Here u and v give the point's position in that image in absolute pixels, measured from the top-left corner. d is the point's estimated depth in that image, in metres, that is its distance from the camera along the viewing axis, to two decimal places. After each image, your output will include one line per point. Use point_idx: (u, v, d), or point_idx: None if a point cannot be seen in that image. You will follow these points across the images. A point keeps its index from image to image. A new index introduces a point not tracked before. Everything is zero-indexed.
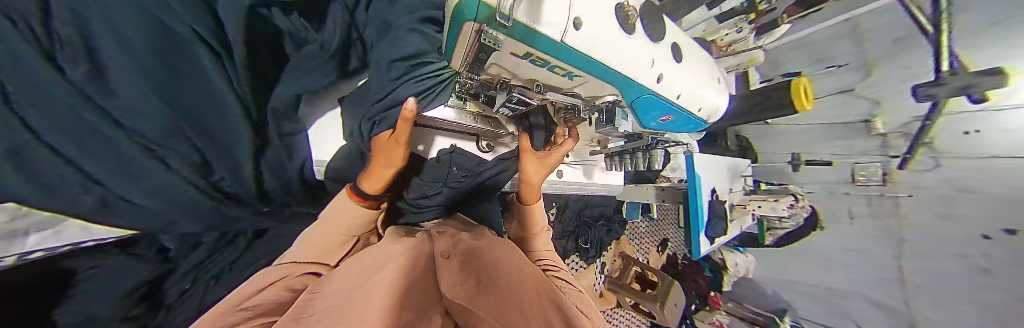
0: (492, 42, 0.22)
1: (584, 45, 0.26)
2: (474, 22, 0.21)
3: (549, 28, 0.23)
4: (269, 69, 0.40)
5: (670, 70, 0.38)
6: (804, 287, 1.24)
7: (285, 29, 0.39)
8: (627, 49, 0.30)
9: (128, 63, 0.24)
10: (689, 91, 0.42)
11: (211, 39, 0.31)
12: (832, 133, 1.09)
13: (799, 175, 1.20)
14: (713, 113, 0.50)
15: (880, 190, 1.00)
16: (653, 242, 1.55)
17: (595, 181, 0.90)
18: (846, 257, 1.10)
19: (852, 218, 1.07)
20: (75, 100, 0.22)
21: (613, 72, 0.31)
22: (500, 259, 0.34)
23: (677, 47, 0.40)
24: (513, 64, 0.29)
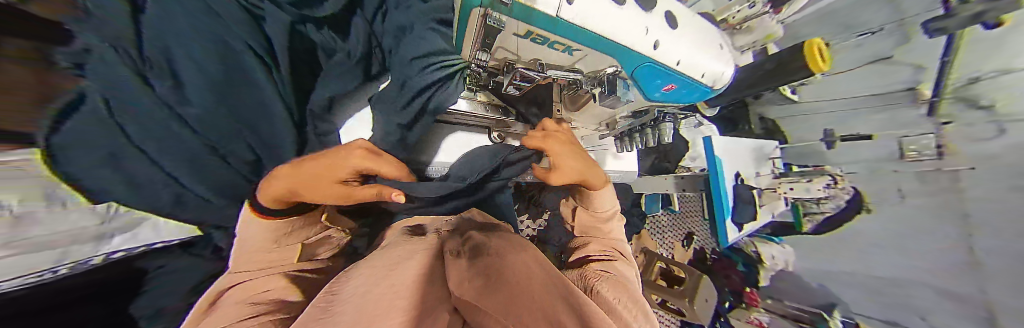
0: (496, 22, 0.25)
1: (578, 19, 0.27)
2: (480, 7, 0.24)
3: (544, 6, 0.24)
4: (306, 75, 0.49)
5: (669, 38, 0.38)
6: (851, 278, 1.13)
7: (318, 42, 0.50)
8: (623, 19, 0.30)
9: (197, 78, 0.35)
10: (690, 57, 0.42)
11: (261, 53, 0.42)
12: (869, 107, 1.01)
13: (834, 154, 1.11)
14: (717, 79, 0.48)
15: (934, 165, 0.89)
16: (677, 237, 1.44)
17: (607, 168, 0.91)
18: (896, 239, 1.00)
19: (903, 198, 0.97)
20: (160, 109, 0.34)
21: (609, 42, 0.31)
22: (518, 258, 0.28)
23: (671, 16, 0.39)
24: (515, 42, 0.32)
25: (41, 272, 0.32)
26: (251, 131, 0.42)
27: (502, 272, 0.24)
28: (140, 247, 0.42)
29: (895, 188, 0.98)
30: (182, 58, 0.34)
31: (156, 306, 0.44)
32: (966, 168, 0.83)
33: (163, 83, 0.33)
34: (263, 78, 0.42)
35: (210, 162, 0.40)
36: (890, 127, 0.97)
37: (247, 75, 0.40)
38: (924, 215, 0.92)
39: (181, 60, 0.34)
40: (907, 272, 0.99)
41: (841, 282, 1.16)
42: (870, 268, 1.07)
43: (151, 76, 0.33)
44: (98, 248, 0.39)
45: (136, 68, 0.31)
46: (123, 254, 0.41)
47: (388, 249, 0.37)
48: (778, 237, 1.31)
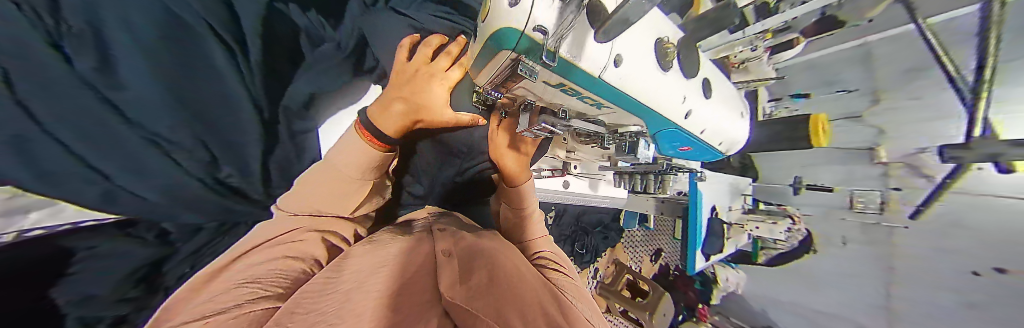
0: (527, 73, 0.22)
1: (618, 80, 0.25)
2: (509, 52, 0.21)
3: (590, 63, 0.22)
4: (281, 66, 0.59)
5: (702, 105, 0.38)
6: (794, 309, 1.23)
7: (303, 25, 0.62)
8: (660, 84, 0.29)
9: (123, 50, 0.39)
10: (716, 123, 0.42)
11: (218, 36, 0.50)
12: (833, 159, 1.08)
13: (799, 198, 1.16)
14: (731, 146, 0.50)
15: (878, 219, 0.99)
16: (647, 252, 1.56)
17: (599, 193, 0.94)
18: (841, 280, 1.08)
19: (845, 243, 1.06)
20: (85, 86, 0.35)
21: (642, 105, 0.30)
22: (503, 263, 0.32)
23: (707, 82, 0.40)
24: (544, 89, 0.29)
25: None
26: (211, 125, 0.49)
27: (493, 279, 0.26)
28: (63, 225, 0.37)
29: (840, 235, 1.07)
30: (113, 34, 0.38)
31: (85, 293, 0.38)
32: (902, 227, 0.93)
33: (88, 61, 0.36)
34: (217, 58, 0.49)
35: (153, 155, 0.43)
36: (850, 183, 1.03)
37: (206, 53, 0.48)
38: (866, 261, 1.01)
39: (116, 40, 0.38)
40: (837, 306, 1.10)
41: (783, 310, 1.26)
42: (812, 302, 1.18)
43: (70, 48, 0.34)
44: (5, 225, 0.32)
45: (51, 38, 0.32)
46: (42, 233, 0.35)
47: (376, 246, 0.38)
48: (734, 263, 1.36)
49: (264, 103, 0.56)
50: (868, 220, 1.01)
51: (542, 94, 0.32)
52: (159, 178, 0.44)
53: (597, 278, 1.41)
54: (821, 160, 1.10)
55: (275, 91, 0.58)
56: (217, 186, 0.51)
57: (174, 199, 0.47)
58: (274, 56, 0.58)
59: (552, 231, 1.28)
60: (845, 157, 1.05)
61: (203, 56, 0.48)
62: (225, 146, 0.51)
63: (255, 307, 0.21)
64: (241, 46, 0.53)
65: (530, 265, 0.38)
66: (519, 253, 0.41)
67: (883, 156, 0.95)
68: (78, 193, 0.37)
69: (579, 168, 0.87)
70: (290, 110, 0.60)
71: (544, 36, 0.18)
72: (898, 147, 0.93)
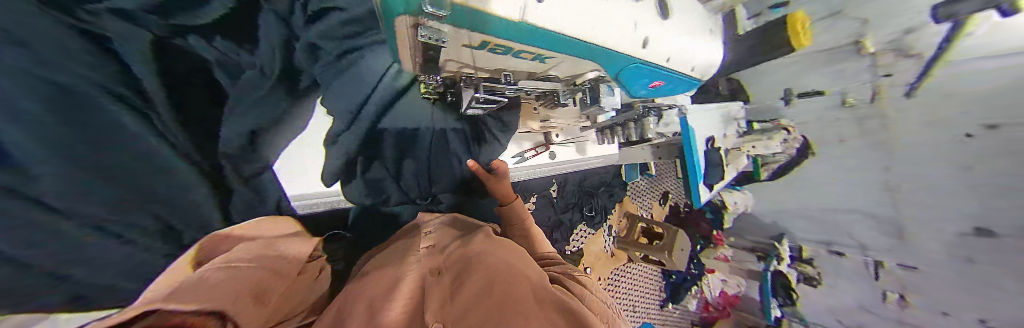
0: (434, 37, 0.19)
1: (551, 21, 0.20)
2: (406, 17, 0.16)
3: (503, 4, 0.16)
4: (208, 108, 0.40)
5: (662, 28, 0.34)
6: (798, 213, 1.26)
7: (213, 59, 0.41)
8: (607, 13, 0.24)
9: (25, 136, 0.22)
10: (682, 49, 0.39)
11: (119, 90, 0.30)
12: (819, 61, 1.05)
13: (790, 109, 1.16)
14: (707, 69, 0.48)
15: (868, 112, 0.98)
16: (654, 197, 1.60)
17: (588, 155, 0.94)
18: (837, 178, 1.10)
19: (842, 141, 1.06)
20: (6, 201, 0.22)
21: (594, 47, 0.26)
22: (494, 266, 0.29)
23: (664, 1, 0.35)
24: (469, 54, 0.27)
25: None
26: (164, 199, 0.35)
27: (482, 287, 0.24)
28: None
29: (836, 134, 1.07)
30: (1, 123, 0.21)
31: None
32: (893, 110, 0.92)
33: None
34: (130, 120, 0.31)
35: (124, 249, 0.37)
36: (840, 81, 1.02)
37: (115, 118, 0.29)
38: (861, 154, 1.02)
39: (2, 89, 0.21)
40: (837, 201, 1.13)
41: (791, 218, 1.28)
42: (813, 202, 1.20)
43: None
44: None
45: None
46: None
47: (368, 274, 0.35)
48: (740, 186, 1.41)
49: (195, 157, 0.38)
50: (861, 114, 0.99)
51: (474, 59, 0.29)
52: None
53: (612, 234, 1.46)
54: (809, 66, 1.08)
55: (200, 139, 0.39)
56: None
57: None
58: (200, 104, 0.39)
59: (558, 202, 1.29)
60: (829, 56, 1.02)
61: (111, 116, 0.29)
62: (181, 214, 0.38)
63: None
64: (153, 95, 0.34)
65: (528, 257, 0.34)
66: (518, 249, 0.36)
67: (869, 47, 0.92)
68: None
69: (562, 135, 0.85)
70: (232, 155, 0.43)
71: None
72: (883, 37, 0.90)
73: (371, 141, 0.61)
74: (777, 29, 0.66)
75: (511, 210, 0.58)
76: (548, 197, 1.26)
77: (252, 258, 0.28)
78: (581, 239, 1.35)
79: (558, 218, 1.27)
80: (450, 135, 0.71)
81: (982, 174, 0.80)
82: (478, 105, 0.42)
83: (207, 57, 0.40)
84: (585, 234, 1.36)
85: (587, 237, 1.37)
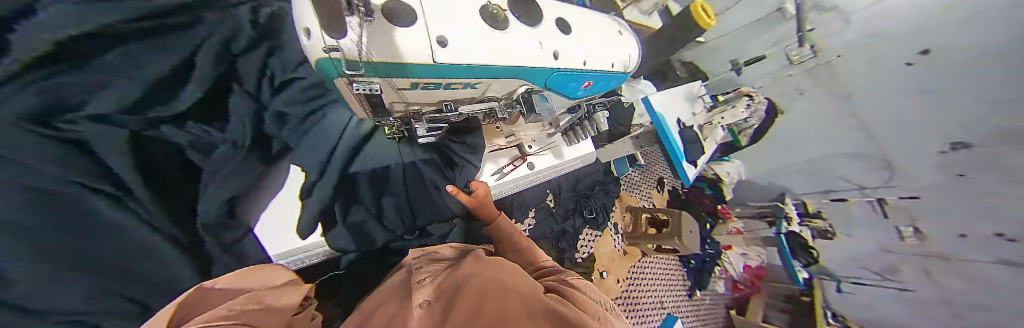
0: (366, 87, 0.26)
1: (455, 60, 0.27)
2: (341, 76, 0.25)
3: (414, 58, 0.25)
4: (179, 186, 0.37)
5: (566, 42, 0.40)
6: (787, 169, 1.29)
7: (182, 142, 0.39)
8: (505, 44, 0.31)
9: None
10: (596, 53, 0.44)
11: (102, 188, 0.30)
12: (753, 31, 1.21)
13: (744, 76, 1.29)
14: (627, 64, 0.52)
15: (814, 63, 1.07)
16: (651, 185, 1.62)
17: (566, 159, 0.97)
18: (804, 128, 1.17)
19: (801, 93, 1.14)
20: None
21: (501, 69, 0.32)
22: (486, 291, 0.28)
23: (562, 21, 0.41)
24: (410, 94, 0.33)
25: None
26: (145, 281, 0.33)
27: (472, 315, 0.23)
28: None
29: (793, 88, 1.15)
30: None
31: None
32: (835, 58, 1.01)
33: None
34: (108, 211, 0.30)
35: None
36: (777, 44, 1.15)
37: (88, 208, 0.29)
38: (820, 103, 1.10)
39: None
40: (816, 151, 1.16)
41: (784, 175, 1.31)
42: (798, 154, 1.23)
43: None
44: None
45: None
46: None
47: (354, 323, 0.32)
48: (726, 157, 1.49)
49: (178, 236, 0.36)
50: (807, 66, 1.09)
51: (411, 98, 0.35)
52: None
53: (620, 232, 1.44)
54: (747, 36, 1.24)
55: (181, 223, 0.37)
56: None
57: None
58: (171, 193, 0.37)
59: (557, 211, 1.28)
60: (762, 25, 1.18)
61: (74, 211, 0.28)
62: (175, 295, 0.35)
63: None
64: (130, 185, 0.32)
65: (523, 277, 0.33)
66: (511, 270, 0.35)
67: (789, 9, 1.08)
68: None
69: (534, 146, 0.88)
70: (212, 228, 0.40)
71: (343, 53, 0.21)
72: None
73: (346, 188, 0.55)
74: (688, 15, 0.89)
75: (496, 228, 0.59)
76: (546, 208, 1.25)
77: (253, 310, 0.23)
78: (589, 244, 1.32)
79: (561, 228, 1.24)
80: (421, 167, 0.66)
81: (928, 92, 0.85)
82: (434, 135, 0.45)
83: (179, 141, 0.38)
84: (591, 237, 1.35)
85: (594, 241, 1.34)
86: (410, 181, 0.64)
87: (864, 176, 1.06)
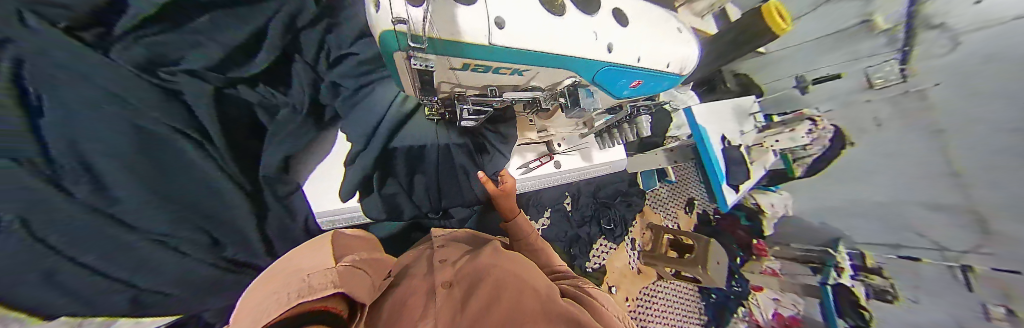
0: (423, 63, 0.27)
1: (511, 42, 0.27)
2: (399, 50, 0.26)
3: (471, 35, 0.24)
4: (245, 140, 0.49)
5: (622, 34, 0.37)
6: (854, 209, 1.09)
7: (254, 100, 0.51)
8: (562, 32, 0.30)
9: (100, 167, 0.32)
10: (651, 47, 0.41)
11: (186, 129, 0.41)
12: (826, 46, 1.03)
13: (811, 96, 1.11)
14: (684, 65, 0.48)
15: (901, 88, 0.88)
16: (679, 205, 1.49)
17: (594, 162, 0.93)
18: (880, 165, 0.98)
19: (880, 124, 0.95)
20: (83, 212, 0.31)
21: (551, 56, 0.31)
22: (506, 284, 0.28)
23: (619, 12, 0.38)
24: (458, 75, 0.33)
25: None
26: (201, 208, 0.42)
27: (492, 310, 0.23)
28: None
29: (871, 117, 0.97)
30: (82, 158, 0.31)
31: None
32: (932, 86, 0.82)
33: (80, 189, 0.31)
34: (192, 154, 0.42)
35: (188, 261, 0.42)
36: (855, 63, 0.97)
37: (176, 150, 0.40)
38: (904, 139, 0.91)
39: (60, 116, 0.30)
40: (889, 195, 0.98)
41: (845, 216, 1.12)
42: (869, 195, 1.03)
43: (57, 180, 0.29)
44: None
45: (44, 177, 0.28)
46: None
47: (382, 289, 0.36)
48: (775, 186, 1.31)
49: (240, 178, 0.47)
50: (891, 93, 0.91)
51: (462, 79, 0.35)
52: None
53: (637, 249, 1.36)
54: (820, 51, 1.06)
55: (247, 170, 0.49)
56: None
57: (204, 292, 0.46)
58: (237, 140, 0.48)
59: (574, 216, 1.25)
60: (839, 40, 1.00)
61: (176, 153, 0.40)
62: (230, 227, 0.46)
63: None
64: (206, 133, 0.44)
65: (538, 273, 0.33)
66: (527, 264, 0.35)
67: (880, 24, 0.89)
68: None
69: (563, 144, 0.85)
70: (271, 179, 0.52)
71: (408, 26, 0.22)
72: (891, 11, 0.87)
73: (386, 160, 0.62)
74: (753, 18, 0.69)
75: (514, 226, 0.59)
76: (563, 211, 1.23)
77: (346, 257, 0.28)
78: (603, 255, 1.27)
79: (575, 234, 1.21)
80: (455, 150, 0.70)
81: None
82: (471, 119, 0.45)
83: (249, 98, 0.51)
84: (606, 249, 1.28)
85: (608, 252, 1.29)
86: (442, 162, 0.69)
87: (948, 234, 0.87)
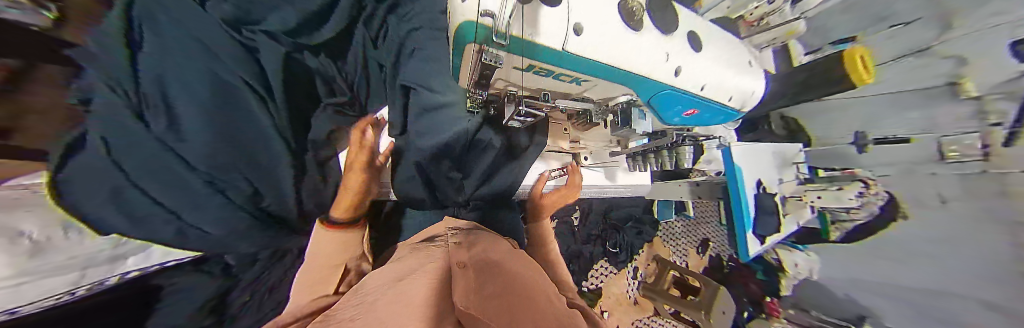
0: (493, 61, 0.22)
1: (585, 51, 0.22)
2: (474, 44, 0.21)
3: (548, 38, 0.20)
4: (301, 102, 0.69)
5: (693, 60, 0.34)
6: (890, 289, 0.97)
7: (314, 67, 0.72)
8: (637, 49, 0.26)
9: (189, 106, 0.50)
10: (718, 80, 0.39)
11: (252, 86, 0.60)
12: (904, 104, 0.92)
13: (866, 157, 0.99)
14: (747, 100, 0.46)
15: (982, 166, 0.76)
16: (692, 244, 1.41)
17: (618, 183, 0.90)
18: (938, 248, 0.86)
19: (946, 202, 0.84)
20: (153, 141, 0.46)
21: (621, 72, 0.27)
22: (521, 278, 0.30)
23: (694, 37, 0.36)
24: (516, 76, 0.29)
25: (58, 296, 0.37)
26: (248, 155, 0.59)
27: (508, 287, 0.25)
28: (152, 266, 0.51)
29: (936, 193, 0.86)
30: (180, 102, 0.49)
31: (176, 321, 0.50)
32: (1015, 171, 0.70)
33: (159, 124, 0.47)
34: (252, 104, 0.60)
35: (212, 200, 0.54)
36: (931, 129, 0.87)
37: (244, 102, 0.59)
38: (972, 225, 0.79)
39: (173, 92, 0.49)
40: (936, 280, 0.86)
41: (874, 293, 1.01)
42: (910, 280, 0.92)
43: (147, 115, 0.45)
44: (115, 268, 0.46)
45: (136, 110, 0.44)
46: (138, 274, 0.48)
47: (400, 260, 0.39)
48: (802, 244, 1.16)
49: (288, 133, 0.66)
50: (969, 170, 0.79)
51: (521, 80, 0.31)
52: (212, 213, 0.55)
53: (638, 278, 1.30)
54: (889, 108, 0.96)
55: (298, 123, 0.69)
56: (260, 213, 0.63)
57: (226, 235, 0.58)
58: (294, 95, 0.68)
59: (580, 232, 1.23)
60: (922, 101, 0.88)
61: (243, 102, 0.59)
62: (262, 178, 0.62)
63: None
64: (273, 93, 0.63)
65: (545, 280, 0.35)
66: (538, 271, 0.37)
67: (970, 89, 0.78)
68: (159, 231, 0.50)
69: (591, 159, 0.86)
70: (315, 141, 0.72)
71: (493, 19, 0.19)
72: (989, 78, 0.75)
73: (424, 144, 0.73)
74: (834, 61, 0.59)
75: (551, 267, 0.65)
76: (569, 224, 1.21)
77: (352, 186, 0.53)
78: (601, 278, 1.22)
79: (577, 249, 1.19)
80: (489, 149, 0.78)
81: None
82: (517, 120, 0.42)
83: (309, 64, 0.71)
84: (605, 271, 1.24)
85: (608, 276, 1.24)
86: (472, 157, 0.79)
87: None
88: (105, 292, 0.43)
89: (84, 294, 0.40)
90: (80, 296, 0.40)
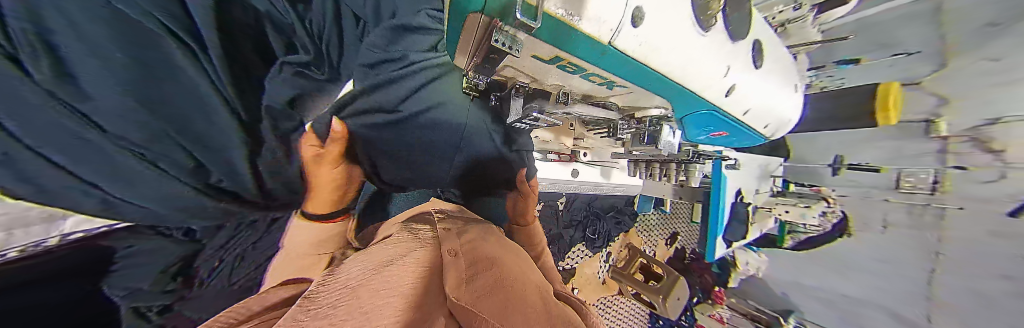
0: (508, 45, 0.15)
1: (639, 50, 0.16)
2: (481, 14, 0.13)
3: (593, 24, 0.12)
4: (254, 64, 0.56)
5: (748, 76, 0.31)
6: (817, 291, 1.14)
7: (263, 10, 0.54)
8: (699, 57, 0.21)
9: (81, 48, 0.38)
10: (763, 100, 0.36)
11: (177, 30, 0.46)
12: (874, 137, 0.96)
13: (835, 179, 1.05)
14: (777, 127, 0.45)
15: (926, 200, 0.86)
16: (663, 236, 1.50)
17: (611, 181, 0.91)
18: (874, 267, 0.97)
19: (886, 227, 0.94)
20: (41, 96, 0.35)
21: (673, 86, 0.23)
22: (514, 272, 0.28)
23: (757, 48, 0.33)
24: (535, 66, 0.23)
25: None
26: (180, 120, 0.49)
27: (500, 280, 0.23)
28: (99, 228, 0.46)
29: (881, 217, 0.95)
30: (71, 46, 0.37)
31: (132, 286, 0.49)
32: (957, 209, 0.80)
33: (45, 72, 0.35)
34: (190, 69, 0.49)
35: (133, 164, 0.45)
36: (898, 159, 0.90)
37: (171, 54, 0.46)
38: (904, 247, 0.90)
39: (69, 44, 0.37)
40: (874, 293, 0.99)
41: (807, 295, 1.17)
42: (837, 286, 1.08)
43: (28, 61, 0.34)
44: (50, 229, 0.42)
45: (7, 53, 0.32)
46: (82, 235, 0.44)
47: (385, 244, 0.36)
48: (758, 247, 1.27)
49: (235, 99, 0.55)
50: (915, 202, 0.88)
51: (536, 71, 0.25)
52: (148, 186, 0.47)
53: (608, 262, 1.38)
54: (862, 139, 0.99)
55: (249, 88, 0.57)
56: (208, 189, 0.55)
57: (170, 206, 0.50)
58: (239, 55, 0.53)
59: (562, 216, 1.26)
60: (895, 133, 0.91)
61: (168, 57, 0.46)
62: (196, 139, 0.52)
63: (223, 318, 0.18)
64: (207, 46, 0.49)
65: (535, 273, 0.34)
66: (528, 263, 0.36)
67: (942, 130, 0.82)
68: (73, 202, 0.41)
69: (590, 156, 0.84)
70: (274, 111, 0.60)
71: None
72: (963, 120, 0.78)
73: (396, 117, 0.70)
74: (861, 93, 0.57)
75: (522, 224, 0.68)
76: (553, 208, 1.23)
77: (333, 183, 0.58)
78: (576, 260, 1.30)
79: (558, 232, 1.24)
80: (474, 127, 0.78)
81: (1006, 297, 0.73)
82: (525, 120, 0.41)
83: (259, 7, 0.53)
84: (581, 254, 1.31)
85: (583, 258, 1.32)
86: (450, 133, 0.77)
87: None
88: (35, 255, 0.39)
89: (13, 257, 0.37)
90: (11, 259, 0.37)
